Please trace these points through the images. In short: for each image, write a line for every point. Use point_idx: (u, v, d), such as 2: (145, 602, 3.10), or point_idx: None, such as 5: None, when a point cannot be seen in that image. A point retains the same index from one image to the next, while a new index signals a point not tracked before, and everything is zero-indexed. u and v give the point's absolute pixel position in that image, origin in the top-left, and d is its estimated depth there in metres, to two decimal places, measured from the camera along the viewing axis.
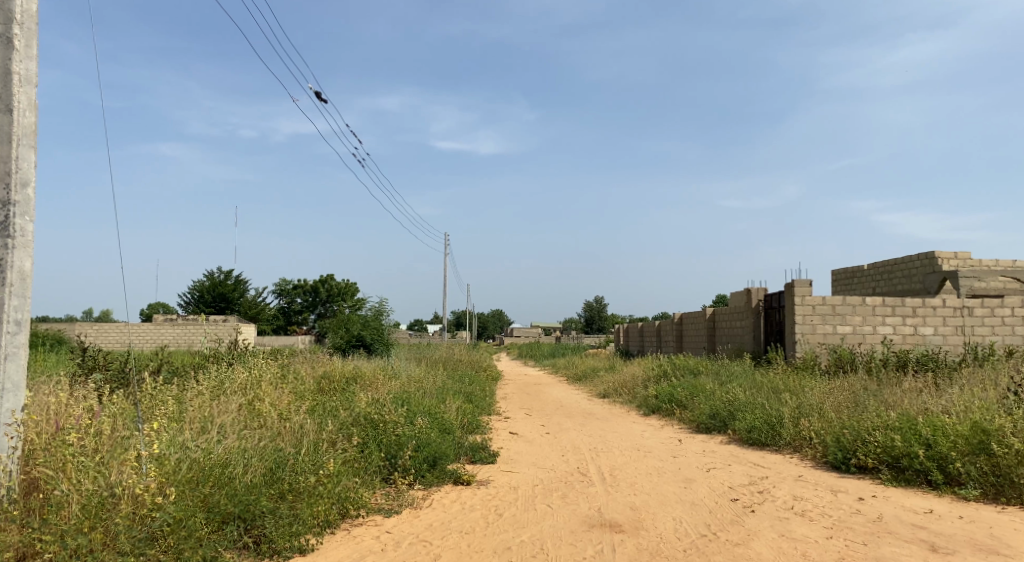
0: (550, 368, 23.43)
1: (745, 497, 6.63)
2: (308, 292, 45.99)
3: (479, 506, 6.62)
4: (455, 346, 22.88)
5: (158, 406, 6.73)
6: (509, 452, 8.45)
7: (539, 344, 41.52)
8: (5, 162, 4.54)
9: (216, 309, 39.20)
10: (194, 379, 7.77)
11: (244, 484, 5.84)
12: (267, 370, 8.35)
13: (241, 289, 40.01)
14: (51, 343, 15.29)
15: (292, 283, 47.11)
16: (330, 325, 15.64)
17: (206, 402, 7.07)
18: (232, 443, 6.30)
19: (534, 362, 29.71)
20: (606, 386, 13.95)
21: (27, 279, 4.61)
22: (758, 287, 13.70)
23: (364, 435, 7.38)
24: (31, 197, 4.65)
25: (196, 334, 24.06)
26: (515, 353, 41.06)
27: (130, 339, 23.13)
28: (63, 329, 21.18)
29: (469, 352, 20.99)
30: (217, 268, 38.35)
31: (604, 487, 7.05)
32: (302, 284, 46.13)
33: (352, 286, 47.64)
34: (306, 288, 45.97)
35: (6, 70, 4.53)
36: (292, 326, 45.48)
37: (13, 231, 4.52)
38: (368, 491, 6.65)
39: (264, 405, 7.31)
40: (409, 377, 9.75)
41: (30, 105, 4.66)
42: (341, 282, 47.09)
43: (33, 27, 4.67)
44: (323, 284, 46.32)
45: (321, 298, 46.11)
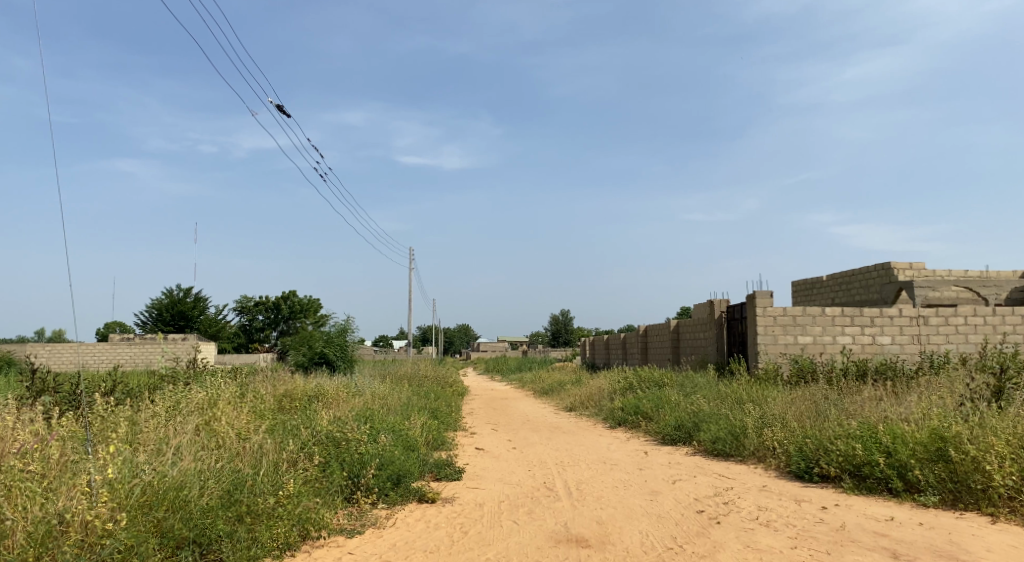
0: (515, 382, 23.38)
1: (711, 508, 6.63)
2: (270, 308, 45.26)
3: (444, 524, 6.52)
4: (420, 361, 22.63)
5: (109, 429, 6.51)
6: (474, 468, 8.35)
7: (504, 358, 41.55)
8: None
9: (176, 328, 38.43)
10: (149, 399, 7.54)
11: (200, 507, 5.67)
12: (226, 389, 8.14)
13: (201, 306, 39.27)
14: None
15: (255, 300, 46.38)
16: (292, 342, 15.38)
17: (161, 422, 6.85)
18: (188, 465, 6.13)
19: (500, 376, 29.67)
20: (573, 399, 13.92)
21: None
22: (721, 299, 13.85)
23: (326, 454, 7.21)
24: None
25: (153, 352, 23.49)
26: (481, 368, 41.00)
27: (84, 360, 22.44)
28: (12, 350, 20.46)
29: (435, 367, 20.82)
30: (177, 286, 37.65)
31: (570, 502, 7.00)
32: (265, 300, 45.38)
33: (317, 301, 47.02)
34: (269, 305, 45.27)
35: None
36: (255, 344, 44.73)
37: None
38: (330, 512, 6.50)
39: (221, 425, 7.11)
40: (372, 394, 9.61)
41: None
42: (305, 299, 46.53)
43: None
44: (286, 301, 45.70)
45: (284, 314, 45.39)
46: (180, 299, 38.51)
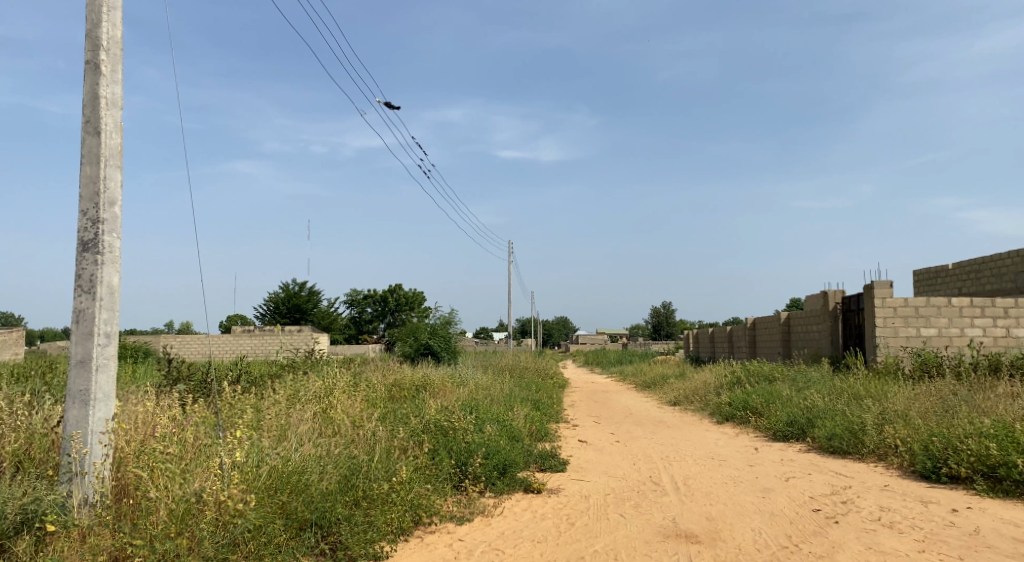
0: (618, 375, 23.22)
1: (828, 507, 6.36)
2: (377, 301, 46.90)
3: (551, 515, 6.57)
4: (523, 353, 22.80)
5: (237, 415, 6.95)
6: (579, 460, 8.35)
7: (607, 351, 41.31)
8: (96, 183, 5.61)
9: (292, 321, 40.54)
10: (271, 387, 7.99)
11: (320, 491, 5.98)
12: (340, 378, 8.51)
13: (315, 300, 41.25)
14: (140, 355, 16.06)
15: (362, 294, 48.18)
16: (399, 333, 15.91)
17: (283, 410, 7.25)
18: (308, 450, 6.46)
19: (603, 368, 29.58)
20: (677, 393, 13.65)
21: (115, 295, 5.72)
22: (835, 290, 13.22)
23: (435, 442, 7.41)
24: (118, 215, 5.73)
25: (272, 344, 24.86)
26: (583, 360, 40.95)
27: (212, 350, 24.01)
28: (150, 342, 22.20)
29: (539, 360, 20.97)
30: (294, 281, 39.91)
31: (678, 497, 6.89)
32: (371, 294, 47.04)
33: (420, 295, 48.23)
34: (376, 298, 46.92)
35: (99, 98, 5.60)
36: (364, 335, 46.48)
37: (105, 250, 5.61)
38: (440, 498, 6.67)
39: (337, 413, 7.44)
40: (476, 384, 9.78)
41: (116, 151, 5.72)
42: (410, 292, 47.90)
43: (118, 52, 5.73)
44: (392, 294, 47.15)
45: (391, 307, 46.87)
46: (294, 293, 40.58)
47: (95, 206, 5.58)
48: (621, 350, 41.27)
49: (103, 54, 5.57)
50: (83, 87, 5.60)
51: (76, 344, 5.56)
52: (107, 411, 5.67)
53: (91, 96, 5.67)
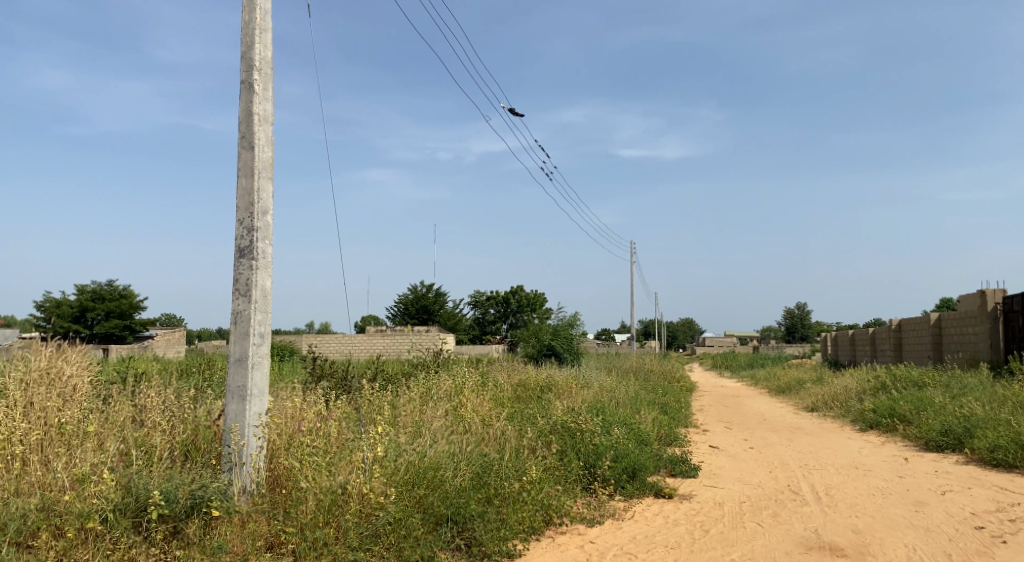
0: (750, 378, 22.39)
1: (992, 526, 5.83)
2: (500, 302, 47.75)
3: (684, 521, 6.43)
4: (649, 355, 22.49)
5: (376, 411, 7.28)
6: (711, 466, 8.12)
7: (738, 354, 39.92)
8: (251, 194, 6.05)
9: (420, 322, 42.07)
10: (406, 385, 8.31)
11: (455, 487, 6.14)
12: (470, 378, 8.71)
13: (442, 301, 42.60)
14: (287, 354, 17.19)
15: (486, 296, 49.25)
16: (523, 334, 16.14)
17: (417, 407, 7.52)
18: (442, 447, 6.67)
19: (733, 371, 28.61)
20: (814, 399, 12.99)
21: (267, 297, 6.13)
22: (995, 289, 12.13)
23: (563, 443, 7.43)
24: (270, 223, 6.15)
25: (402, 344, 25.86)
26: (710, 363, 39.77)
27: (350, 350, 25.35)
28: (295, 343, 23.76)
29: (665, 362, 20.59)
30: (424, 283, 41.64)
31: (820, 508, 6.55)
32: (494, 295, 47.96)
33: (542, 296, 48.63)
34: (499, 300, 47.78)
35: (253, 115, 6.05)
36: (487, 336, 47.42)
37: (259, 256, 6.04)
38: (570, 500, 6.68)
39: (468, 411, 7.62)
40: (602, 386, 9.73)
41: (268, 163, 6.15)
42: (532, 294, 48.44)
43: (269, 72, 6.17)
44: (514, 295, 47.74)
45: (513, 308, 47.56)
46: (421, 294, 42.11)
47: (249, 215, 6.01)
48: (751, 353, 39.74)
49: (256, 74, 6.01)
50: (239, 105, 6.07)
51: (235, 343, 6.03)
52: (262, 406, 6.11)
53: (246, 113, 6.13)
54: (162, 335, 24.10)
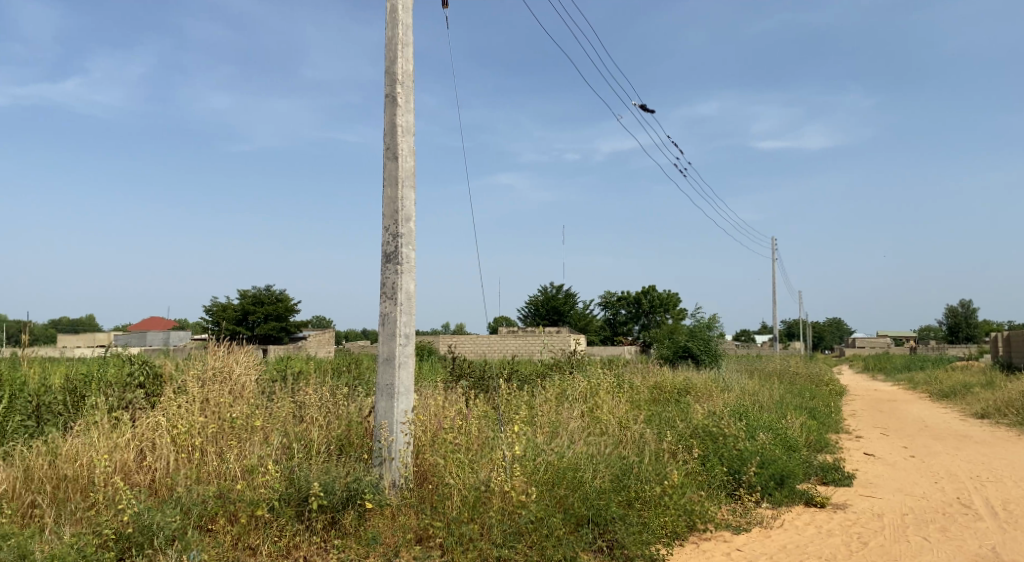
0: (907, 382, 20.79)
1: None
2: (632, 303, 47.26)
3: (839, 532, 6.07)
4: (793, 357, 21.42)
5: (514, 410, 7.40)
6: (866, 475, 7.62)
7: (892, 356, 37.18)
8: (395, 202, 6.35)
9: (550, 322, 42.42)
10: (542, 386, 8.38)
11: (595, 489, 6.13)
12: (605, 380, 8.66)
13: (572, 302, 42.74)
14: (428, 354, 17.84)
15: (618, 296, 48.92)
16: (658, 334, 15.93)
17: (554, 408, 7.57)
18: (581, 448, 6.67)
19: (888, 374, 26.68)
20: (984, 405, 11.87)
21: (410, 300, 6.40)
22: None
23: (704, 447, 7.23)
24: (412, 229, 6.41)
25: (534, 344, 26.20)
26: (860, 365, 37.31)
27: (485, 351, 25.98)
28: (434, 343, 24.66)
29: (810, 365, 19.54)
30: (555, 285, 42.13)
31: (997, 524, 5.97)
32: (626, 296, 47.53)
33: (675, 296, 47.62)
34: (631, 300, 47.30)
35: (396, 126, 6.35)
36: (619, 337, 47.03)
37: (403, 260, 6.32)
38: (714, 505, 6.48)
39: (605, 413, 7.57)
40: (742, 390, 9.38)
41: (410, 172, 6.42)
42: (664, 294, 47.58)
43: (410, 85, 6.45)
44: (646, 295, 46.96)
45: (645, 309, 46.92)
46: (553, 295, 42.55)
47: (394, 222, 6.30)
48: (907, 355, 36.89)
49: (399, 87, 6.31)
50: (383, 118, 6.40)
51: (383, 343, 6.33)
52: (408, 404, 6.38)
53: (390, 125, 6.44)
54: (314, 336, 25.78)
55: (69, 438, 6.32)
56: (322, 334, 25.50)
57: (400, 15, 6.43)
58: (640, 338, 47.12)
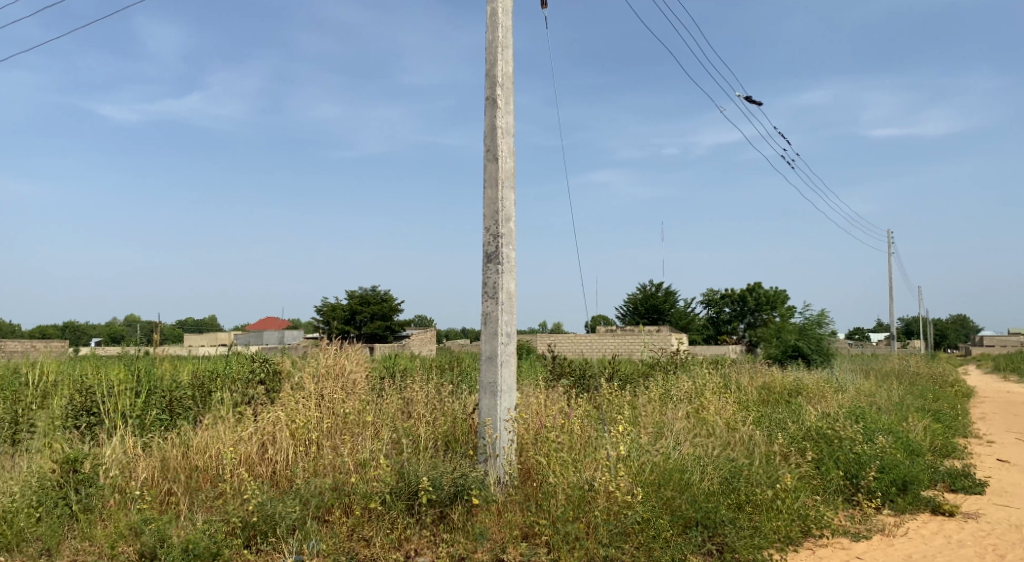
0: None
1: None
2: (736, 301, 45.95)
3: (971, 543, 5.67)
4: (915, 357, 20.20)
5: (617, 409, 7.35)
6: (1000, 483, 7.08)
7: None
8: (495, 203, 6.43)
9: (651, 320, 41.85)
10: (645, 385, 8.28)
11: (703, 491, 6.00)
12: (711, 380, 8.45)
13: (673, 300, 42.01)
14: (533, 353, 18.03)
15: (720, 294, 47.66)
16: (765, 334, 15.44)
17: (658, 408, 7.46)
18: (687, 449, 6.54)
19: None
20: None
21: (511, 299, 6.47)
22: None
23: (819, 451, 6.93)
24: (513, 229, 6.48)
25: (636, 344, 25.94)
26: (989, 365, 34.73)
27: (585, 350, 25.99)
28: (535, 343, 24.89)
29: (934, 365, 18.37)
30: (655, 283, 41.58)
31: None
32: (729, 293, 46.28)
33: (782, 293, 45.93)
34: (735, 297, 45.99)
35: (496, 128, 6.43)
36: (723, 335, 45.80)
37: (504, 260, 6.40)
38: (831, 511, 6.20)
39: (711, 414, 7.40)
40: (859, 391, 8.93)
41: (509, 173, 6.49)
42: (770, 291, 45.95)
43: (510, 86, 6.52)
44: (751, 293, 45.73)
45: (751, 307, 45.51)
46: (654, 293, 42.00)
47: (494, 223, 6.39)
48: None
49: (499, 89, 6.39)
50: (484, 120, 6.49)
51: (485, 343, 6.44)
52: (511, 402, 6.45)
53: (490, 128, 6.54)
54: (418, 335, 26.52)
55: (199, 431, 6.78)
56: (426, 333, 26.18)
57: (500, 18, 6.52)
58: (745, 336, 45.72)
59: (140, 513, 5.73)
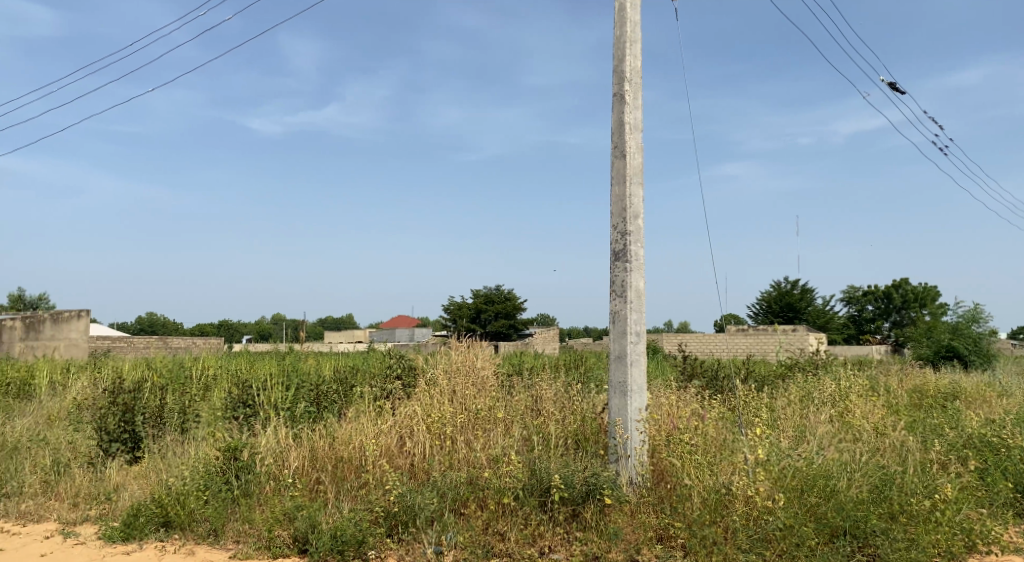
0: None
1: None
2: (880, 298, 43.12)
3: None
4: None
5: (753, 411, 7.09)
6: None
7: None
8: (623, 200, 6.37)
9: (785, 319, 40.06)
10: (782, 388, 7.94)
11: (851, 499, 5.66)
12: (855, 382, 7.97)
13: (808, 298, 40.01)
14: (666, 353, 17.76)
15: (860, 291, 44.88)
16: (916, 333, 14.46)
17: (797, 411, 7.13)
18: (832, 455, 6.20)
19: None
20: None
21: (641, 298, 6.38)
22: None
23: (982, 460, 6.38)
24: (641, 226, 6.38)
25: (770, 343, 24.94)
26: None
27: (714, 350, 25.33)
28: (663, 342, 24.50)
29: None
30: (789, 280, 39.78)
31: None
32: (872, 290, 43.51)
33: (931, 290, 42.65)
34: (878, 294, 43.17)
35: (624, 124, 6.37)
36: (865, 334, 43.11)
37: (632, 258, 6.31)
38: (999, 525, 5.68)
39: (856, 418, 6.98)
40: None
41: (637, 169, 6.39)
42: (918, 287, 42.77)
43: (638, 81, 6.43)
44: (896, 291, 42.78)
45: (897, 304, 42.57)
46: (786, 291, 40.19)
47: (622, 220, 6.32)
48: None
49: (627, 85, 6.32)
50: (611, 116, 6.45)
51: (614, 342, 6.39)
52: (641, 402, 6.36)
53: (617, 124, 6.48)
54: (541, 333, 26.78)
55: (343, 424, 7.16)
56: (551, 331, 26.35)
57: (628, 13, 6.45)
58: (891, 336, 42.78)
59: (293, 500, 6.14)
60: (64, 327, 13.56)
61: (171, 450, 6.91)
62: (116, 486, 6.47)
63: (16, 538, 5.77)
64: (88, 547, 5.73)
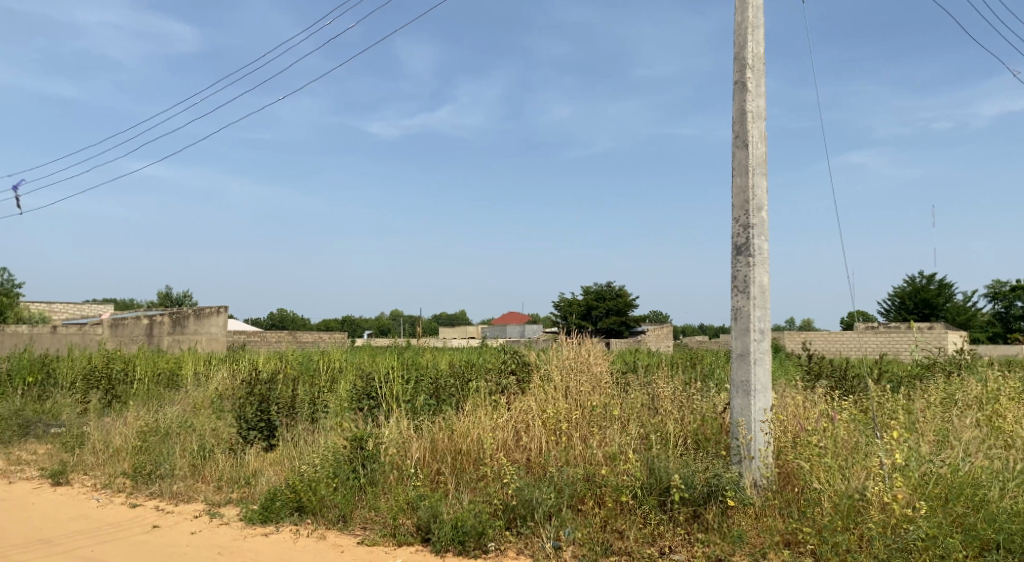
0: None
1: None
2: None
3: None
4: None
5: (888, 414, 6.66)
6: None
7: None
8: (745, 192, 6.15)
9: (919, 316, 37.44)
10: (921, 389, 7.42)
11: (1005, 510, 5.20)
12: (1006, 384, 7.32)
13: (946, 294, 37.19)
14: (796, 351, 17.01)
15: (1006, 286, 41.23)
16: None
17: (939, 414, 6.64)
18: (981, 462, 5.72)
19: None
20: None
21: (765, 293, 6.14)
22: None
23: None
24: (765, 218, 6.14)
25: (903, 341, 23.38)
26: None
27: (843, 349, 24.07)
28: (787, 341, 23.52)
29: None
30: (925, 275, 37.13)
31: None
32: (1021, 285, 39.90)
33: None
34: None
35: (746, 113, 6.15)
36: (1012, 333, 39.60)
37: (756, 252, 6.10)
38: None
39: (1008, 423, 6.42)
40: None
41: (760, 159, 6.16)
42: None
43: (760, 67, 6.21)
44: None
45: None
46: (920, 287, 37.56)
47: (745, 213, 6.12)
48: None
49: (749, 72, 6.11)
50: (732, 105, 6.25)
51: (737, 339, 6.19)
52: (766, 402, 6.13)
53: (739, 113, 6.28)
54: (657, 331, 26.36)
55: (461, 417, 7.33)
56: (667, 327, 25.88)
57: None
58: None
59: (416, 490, 6.35)
60: (205, 322, 14.67)
61: (302, 439, 7.31)
62: (254, 471, 6.90)
63: (170, 516, 6.28)
64: (231, 527, 6.15)
